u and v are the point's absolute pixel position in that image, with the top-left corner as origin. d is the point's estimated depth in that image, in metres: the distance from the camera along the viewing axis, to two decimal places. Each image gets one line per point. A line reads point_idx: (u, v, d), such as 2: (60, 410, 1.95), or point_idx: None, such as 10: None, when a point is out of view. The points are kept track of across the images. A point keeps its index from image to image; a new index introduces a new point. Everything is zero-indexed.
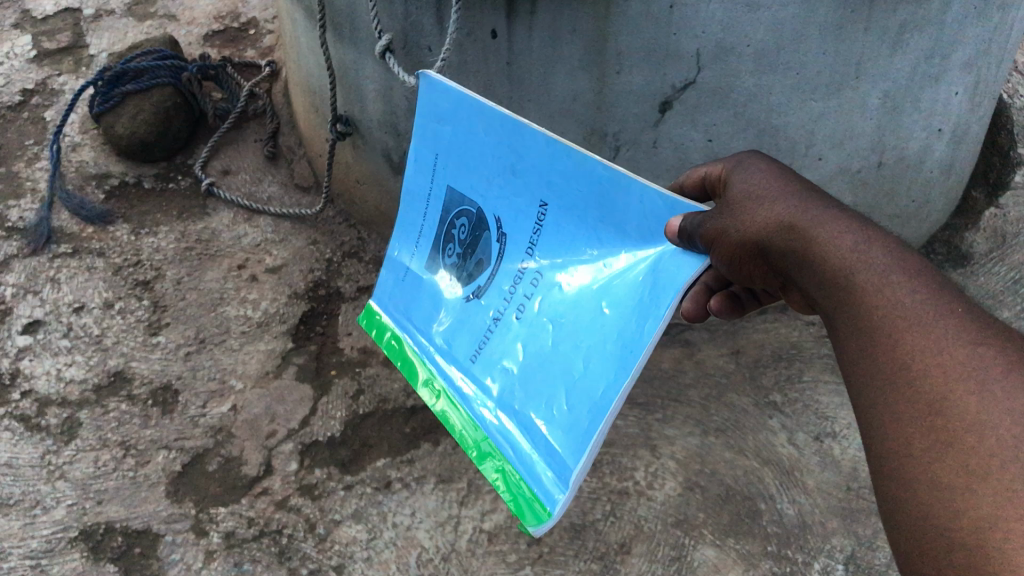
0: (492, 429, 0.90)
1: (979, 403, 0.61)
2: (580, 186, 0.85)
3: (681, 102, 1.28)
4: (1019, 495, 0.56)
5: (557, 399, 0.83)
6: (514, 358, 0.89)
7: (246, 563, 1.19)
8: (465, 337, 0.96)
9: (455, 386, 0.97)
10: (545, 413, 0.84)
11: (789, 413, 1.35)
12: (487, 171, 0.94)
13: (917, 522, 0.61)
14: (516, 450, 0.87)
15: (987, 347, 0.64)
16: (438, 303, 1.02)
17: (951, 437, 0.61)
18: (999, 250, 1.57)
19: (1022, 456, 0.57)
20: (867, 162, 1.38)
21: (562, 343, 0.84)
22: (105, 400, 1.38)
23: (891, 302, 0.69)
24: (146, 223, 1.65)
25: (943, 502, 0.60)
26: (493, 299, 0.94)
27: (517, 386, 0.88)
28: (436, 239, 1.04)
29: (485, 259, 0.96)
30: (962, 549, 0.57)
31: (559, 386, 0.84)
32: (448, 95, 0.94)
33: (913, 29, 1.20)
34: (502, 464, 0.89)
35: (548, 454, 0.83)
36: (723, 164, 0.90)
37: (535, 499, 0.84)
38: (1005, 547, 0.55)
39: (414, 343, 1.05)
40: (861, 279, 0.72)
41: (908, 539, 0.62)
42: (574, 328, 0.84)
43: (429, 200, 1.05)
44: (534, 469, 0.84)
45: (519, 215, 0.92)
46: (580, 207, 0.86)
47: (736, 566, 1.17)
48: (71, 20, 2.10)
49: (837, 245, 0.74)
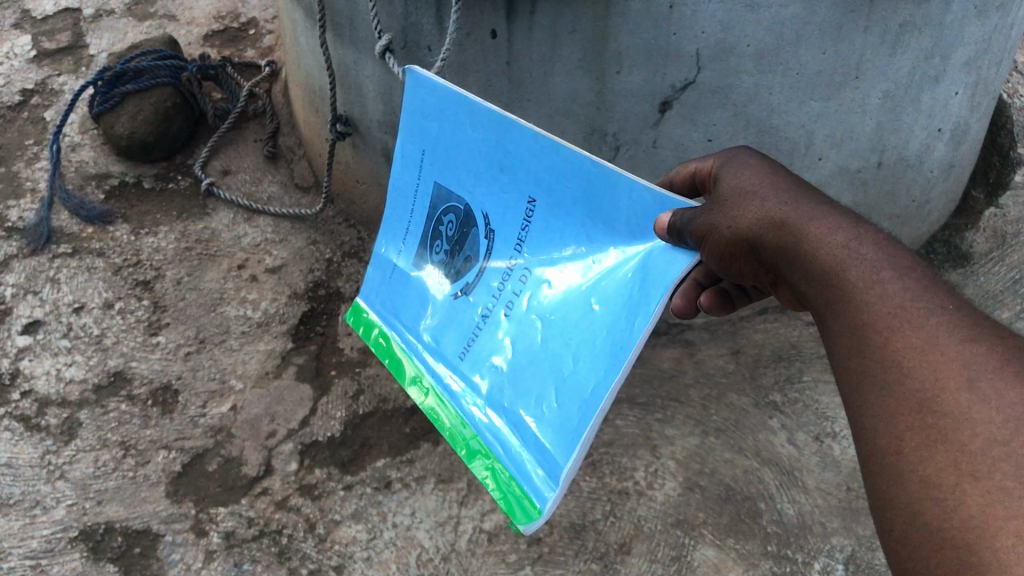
0: (482, 427, 0.90)
1: (970, 401, 0.61)
2: (569, 182, 0.85)
3: (681, 102, 1.28)
4: (1011, 494, 0.56)
5: (547, 396, 0.83)
6: (504, 356, 0.89)
7: (246, 563, 1.19)
8: (453, 334, 0.96)
9: (443, 383, 0.96)
10: (535, 410, 0.84)
11: (789, 413, 1.35)
12: (474, 168, 0.94)
13: (907, 520, 0.61)
14: (505, 447, 0.87)
15: (978, 344, 0.64)
16: (426, 300, 1.02)
17: (941, 435, 0.61)
18: (1000, 249, 1.56)
19: (1013, 454, 0.58)
20: (867, 162, 1.38)
21: (552, 340, 0.85)
22: (105, 400, 1.38)
23: (881, 299, 0.69)
24: (146, 223, 1.65)
25: (934, 499, 0.60)
26: (481, 296, 0.94)
27: (506, 384, 0.88)
28: (424, 236, 1.04)
29: (472, 256, 0.96)
30: (952, 546, 0.57)
31: (548, 383, 0.84)
32: (435, 90, 0.94)
33: (913, 29, 1.20)
34: (492, 462, 0.88)
35: (539, 452, 0.83)
36: (713, 160, 0.90)
37: (524, 497, 0.83)
38: (995, 544, 0.55)
39: (402, 341, 1.05)
40: (852, 275, 0.72)
41: (897, 537, 0.62)
42: (563, 325, 0.84)
43: (416, 197, 1.05)
44: (524, 467, 0.84)
45: (508, 212, 0.92)
46: (568, 203, 0.86)
47: (736, 566, 1.17)
48: (71, 20, 2.10)
49: (828, 241, 0.74)
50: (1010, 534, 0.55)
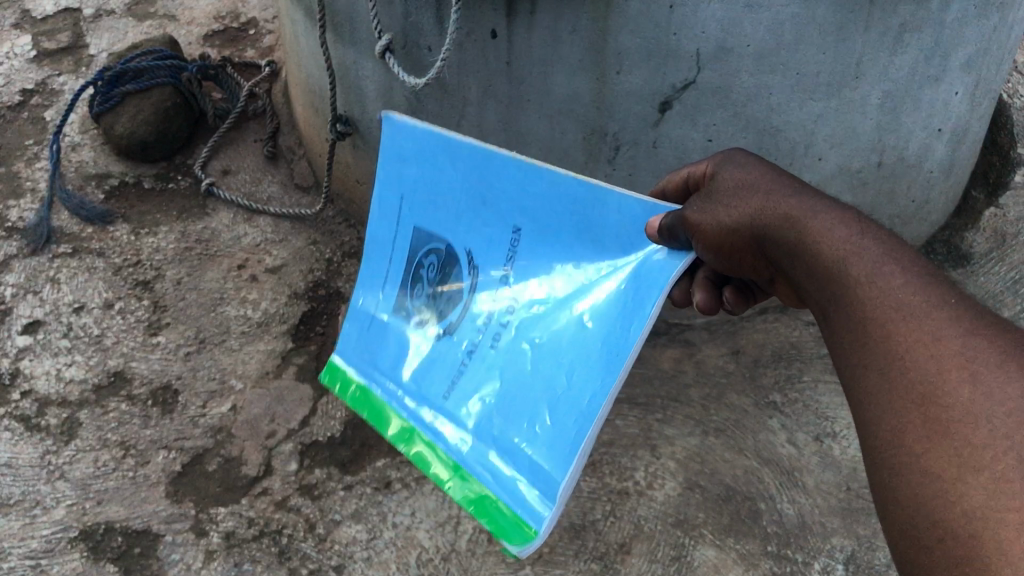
0: (472, 461, 0.86)
1: (972, 394, 0.61)
2: (555, 207, 0.90)
3: (681, 102, 1.27)
4: (1015, 486, 0.56)
5: (541, 417, 0.81)
6: (491, 387, 0.87)
7: (246, 563, 1.19)
8: (438, 372, 0.94)
9: (427, 425, 0.92)
10: (528, 433, 0.82)
11: (789, 414, 1.35)
12: (457, 207, 0.98)
13: (911, 514, 0.61)
14: (499, 477, 0.83)
15: (980, 338, 0.64)
16: (405, 345, 1.00)
17: (945, 428, 0.61)
18: (1000, 249, 1.57)
19: (1015, 447, 0.57)
20: (868, 162, 1.38)
21: (543, 365, 0.83)
22: (105, 400, 1.38)
23: (883, 293, 0.69)
24: (146, 223, 1.65)
25: (936, 494, 0.59)
26: (465, 332, 0.93)
27: (496, 414, 0.86)
28: (403, 282, 1.05)
29: (455, 294, 0.97)
30: (955, 540, 0.57)
31: (542, 405, 0.82)
32: (416, 136, 1.02)
33: (913, 29, 1.20)
34: (484, 495, 0.84)
35: (534, 473, 0.80)
36: (707, 163, 0.91)
37: (522, 522, 0.79)
38: (997, 535, 0.55)
39: (381, 389, 1.00)
40: (853, 271, 0.72)
41: (901, 532, 0.61)
42: (554, 348, 0.83)
43: (393, 247, 1.08)
44: (519, 492, 0.81)
45: (492, 244, 0.95)
46: (553, 228, 0.90)
47: (736, 566, 1.17)
48: (71, 20, 2.10)
49: (830, 236, 0.75)
50: (1012, 525, 0.54)
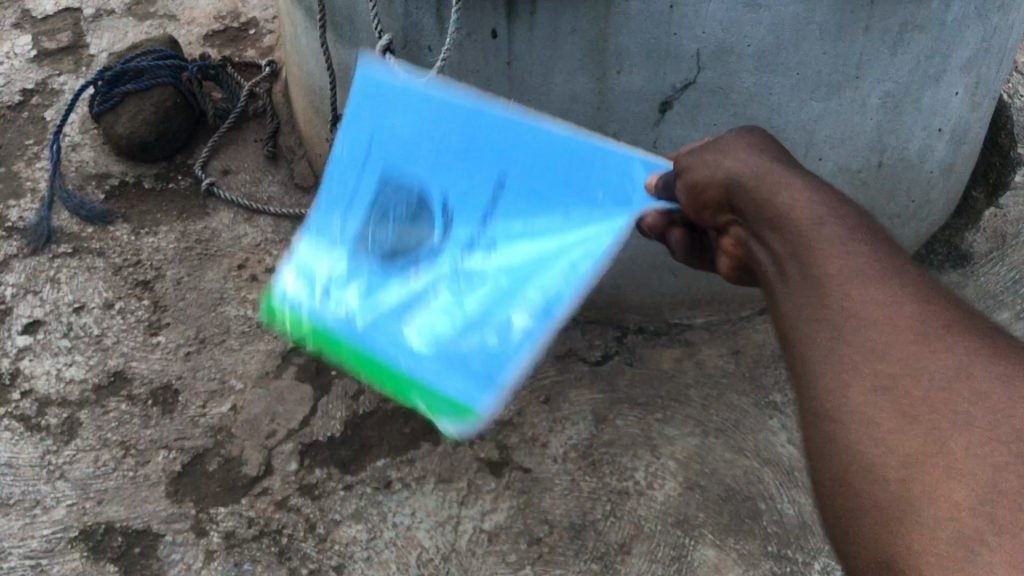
0: (413, 363, 0.73)
1: (930, 363, 0.60)
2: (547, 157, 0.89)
3: (682, 102, 1.26)
4: (960, 460, 0.55)
5: (497, 320, 0.76)
6: (447, 300, 0.78)
7: (246, 563, 1.19)
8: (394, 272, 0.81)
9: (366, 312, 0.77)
10: (485, 334, 0.75)
11: (790, 414, 1.35)
12: (432, 153, 0.87)
13: (841, 470, 0.60)
14: (442, 370, 0.72)
15: (944, 316, 0.62)
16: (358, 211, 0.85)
17: (896, 388, 0.60)
18: (1000, 249, 1.57)
19: (970, 422, 0.56)
20: (868, 162, 1.37)
21: (508, 285, 0.80)
22: (105, 400, 1.38)
23: (849, 254, 0.68)
24: (146, 223, 1.65)
25: (874, 456, 0.58)
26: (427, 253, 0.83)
27: (451, 320, 0.77)
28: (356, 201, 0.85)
29: (425, 232, 0.84)
30: (886, 499, 0.56)
31: (502, 312, 0.77)
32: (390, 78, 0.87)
33: (913, 29, 1.21)
34: (422, 391, 0.72)
35: (483, 363, 0.73)
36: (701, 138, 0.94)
37: (462, 402, 0.70)
38: (931, 503, 0.54)
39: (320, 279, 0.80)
40: (824, 232, 0.70)
41: (828, 484, 0.60)
42: (518, 270, 0.82)
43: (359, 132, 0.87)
44: (464, 378, 0.72)
45: (471, 196, 0.87)
46: (541, 168, 0.89)
47: (736, 566, 1.18)
48: (71, 20, 2.09)
49: (803, 203, 0.73)
50: (951, 499, 0.54)
